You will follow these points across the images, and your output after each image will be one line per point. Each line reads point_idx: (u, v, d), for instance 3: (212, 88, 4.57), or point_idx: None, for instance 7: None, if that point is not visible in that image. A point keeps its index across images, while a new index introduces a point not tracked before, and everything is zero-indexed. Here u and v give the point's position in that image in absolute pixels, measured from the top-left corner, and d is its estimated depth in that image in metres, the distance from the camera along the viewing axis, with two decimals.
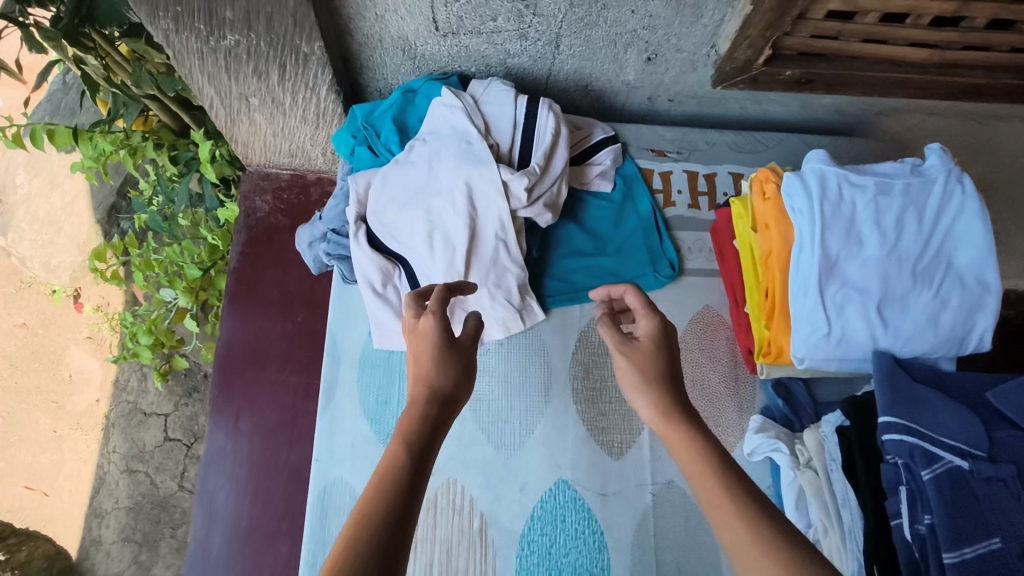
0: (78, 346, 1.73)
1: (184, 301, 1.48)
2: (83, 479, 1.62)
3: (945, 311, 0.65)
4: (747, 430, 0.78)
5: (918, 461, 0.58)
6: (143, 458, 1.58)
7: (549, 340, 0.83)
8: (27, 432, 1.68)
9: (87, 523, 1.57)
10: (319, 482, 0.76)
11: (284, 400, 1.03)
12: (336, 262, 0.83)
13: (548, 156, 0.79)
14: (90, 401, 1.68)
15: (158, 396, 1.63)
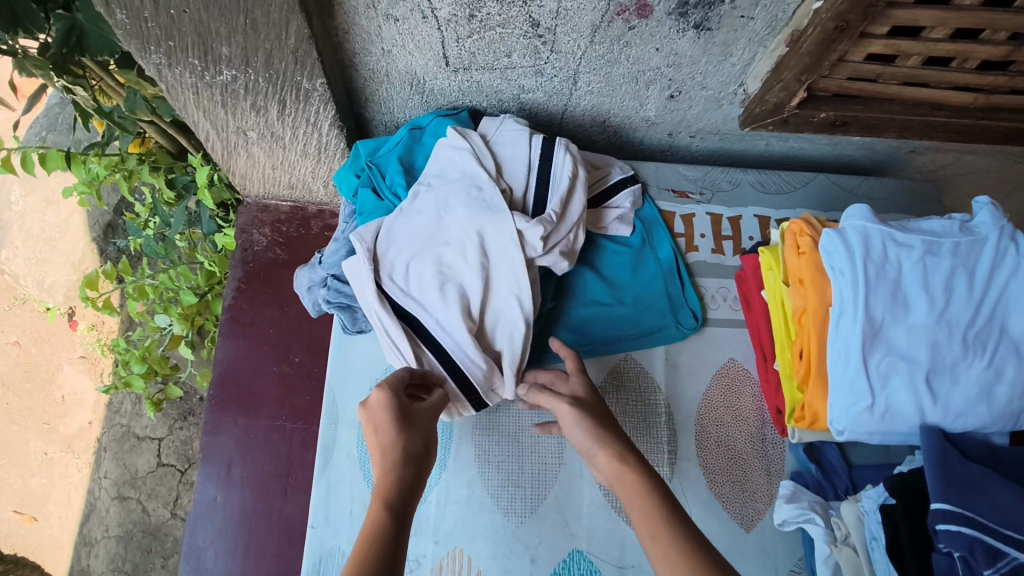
0: (71, 365, 1.66)
1: (180, 328, 1.41)
2: (73, 505, 1.55)
3: (999, 382, 0.60)
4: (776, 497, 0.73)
5: (979, 558, 0.52)
6: (135, 485, 1.52)
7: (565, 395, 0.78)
8: (16, 454, 1.61)
9: (75, 551, 1.52)
10: (313, 552, 0.70)
11: (279, 448, 0.98)
12: (337, 310, 0.77)
13: (565, 202, 0.74)
14: (83, 423, 1.62)
15: (152, 420, 1.58)
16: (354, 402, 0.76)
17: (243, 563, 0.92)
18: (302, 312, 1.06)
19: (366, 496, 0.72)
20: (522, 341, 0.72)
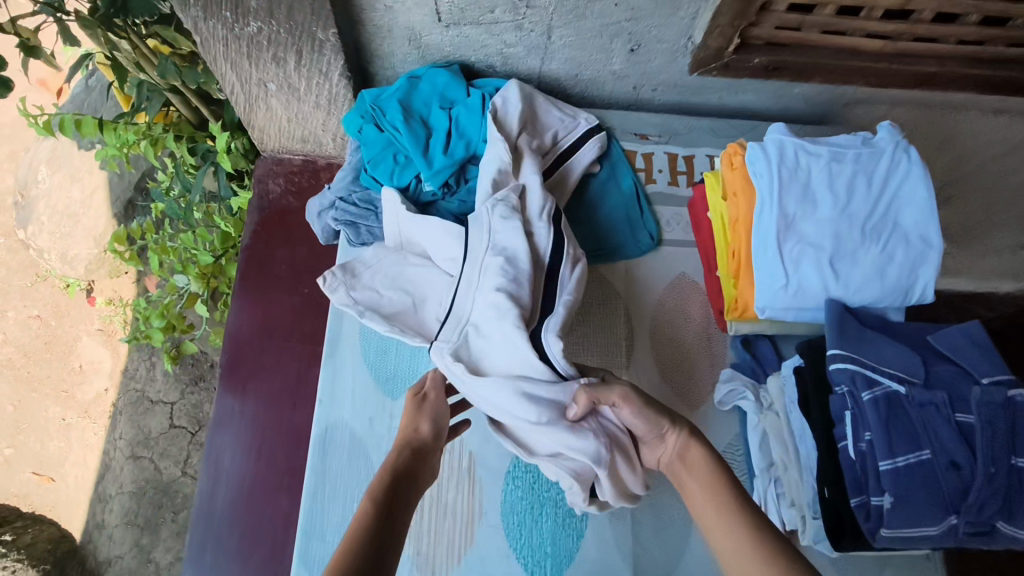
0: (90, 336, 1.77)
1: (196, 287, 1.56)
2: (88, 465, 1.66)
3: (892, 265, 0.72)
4: (718, 382, 0.86)
5: (859, 387, 0.65)
6: (148, 445, 1.64)
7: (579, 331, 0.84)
8: (37, 420, 1.72)
9: (92, 508, 1.62)
10: (321, 422, 0.82)
11: (289, 366, 1.09)
12: (344, 227, 0.91)
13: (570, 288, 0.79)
14: (99, 389, 1.73)
15: (165, 384, 1.69)
16: (357, 302, 0.88)
17: (257, 462, 1.03)
18: (312, 252, 1.17)
19: (366, 378, 0.84)
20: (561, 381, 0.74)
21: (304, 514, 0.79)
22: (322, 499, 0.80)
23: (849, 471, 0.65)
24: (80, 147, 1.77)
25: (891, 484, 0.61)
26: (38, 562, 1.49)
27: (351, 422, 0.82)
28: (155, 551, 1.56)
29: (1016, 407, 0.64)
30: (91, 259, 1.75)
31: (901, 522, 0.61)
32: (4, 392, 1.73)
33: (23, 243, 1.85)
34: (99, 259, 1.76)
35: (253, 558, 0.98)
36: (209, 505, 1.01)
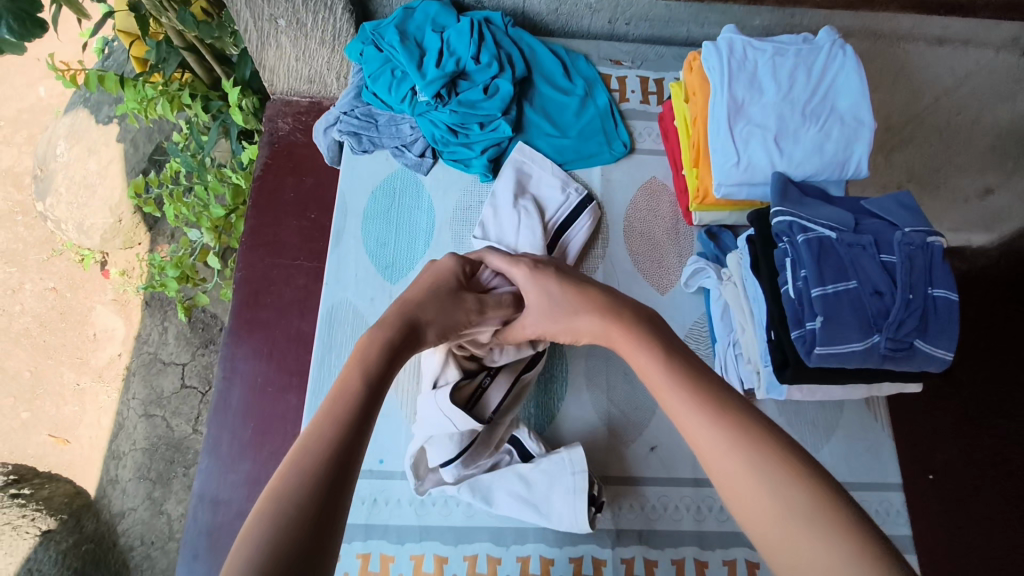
0: (104, 306, 1.78)
1: (210, 239, 1.61)
2: (101, 426, 1.67)
3: (829, 141, 0.82)
4: (685, 268, 0.96)
5: (795, 232, 0.75)
6: (160, 404, 1.66)
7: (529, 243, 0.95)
8: (52, 385, 1.71)
9: (105, 464, 1.63)
10: (328, 301, 0.94)
11: (298, 281, 1.19)
12: (347, 136, 1.02)
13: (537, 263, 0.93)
14: (113, 354, 1.73)
15: (177, 346, 1.71)
16: (359, 200, 1.00)
17: (269, 363, 1.14)
18: (317, 182, 1.28)
19: (368, 263, 0.96)
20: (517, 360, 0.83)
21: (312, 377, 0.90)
22: (327, 364, 0.90)
23: (789, 306, 0.74)
24: (98, 122, 1.76)
25: (820, 307, 0.70)
26: (57, 513, 1.50)
27: (353, 300, 0.94)
28: (166, 503, 1.58)
29: (933, 251, 0.73)
30: (107, 228, 1.74)
31: (829, 339, 0.70)
32: (22, 359, 1.72)
33: (39, 216, 1.84)
34: (115, 230, 1.75)
35: (265, 447, 1.08)
36: (224, 401, 1.11)
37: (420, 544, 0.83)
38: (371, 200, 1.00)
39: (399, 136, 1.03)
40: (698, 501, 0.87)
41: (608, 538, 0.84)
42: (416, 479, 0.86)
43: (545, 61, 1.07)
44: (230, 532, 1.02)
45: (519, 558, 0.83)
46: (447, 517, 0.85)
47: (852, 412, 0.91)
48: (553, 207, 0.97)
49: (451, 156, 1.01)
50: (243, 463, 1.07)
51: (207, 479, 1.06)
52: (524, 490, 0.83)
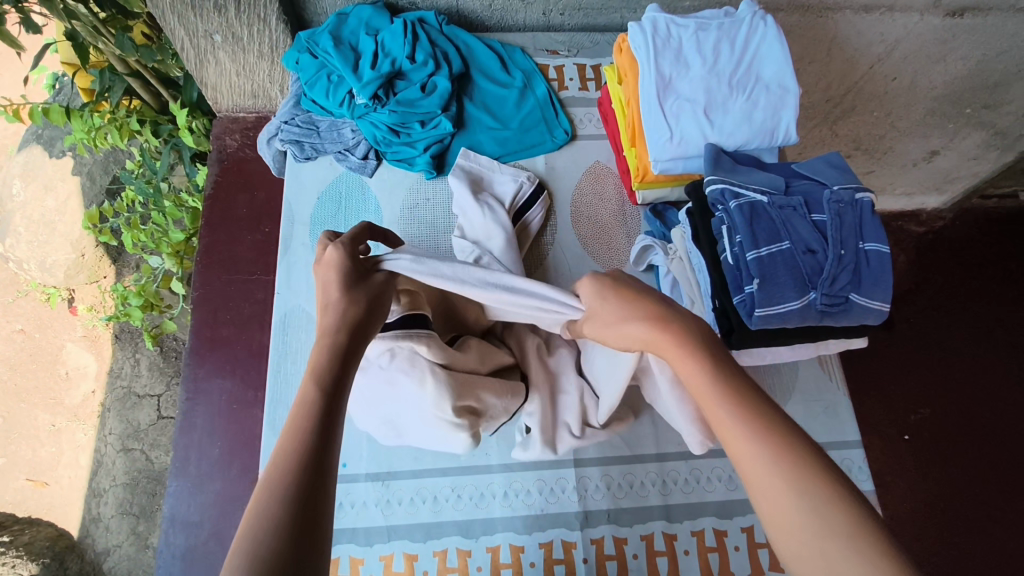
0: (74, 343, 1.74)
1: (172, 265, 1.57)
2: (81, 465, 1.63)
3: (757, 109, 0.84)
4: (632, 246, 0.98)
5: (729, 199, 0.76)
6: (138, 437, 1.61)
7: (502, 223, 0.93)
8: (26, 428, 1.67)
9: (86, 503, 1.59)
10: (281, 308, 0.94)
11: (257, 295, 1.19)
12: (290, 145, 1.03)
13: (511, 240, 0.92)
14: (87, 392, 1.69)
15: (150, 377, 1.66)
16: (306, 207, 1.01)
17: (234, 379, 1.13)
18: (269, 196, 1.27)
19: None
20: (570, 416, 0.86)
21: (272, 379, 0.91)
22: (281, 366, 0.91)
23: (729, 272, 0.75)
24: (50, 156, 1.74)
25: (756, 269, 0.71)
26: (38, 557, 1.47)
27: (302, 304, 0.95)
28: (152, 536, 1.52)
29: (863, 207, 0.75)
30: (70, 264, 1.72)
31: (767, 300, 0.71)
32: None
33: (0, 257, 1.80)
34: (77, 265, 1.72)
35: (234, 464, 1.07)
36: (189, 421, 1.10)
37: (388, 545, 0.82)
38: (317, 205, 1.01)
39: (341, 140, 1.04)
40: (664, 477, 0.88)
41: (576, 521, 0.84)
42: (380, 480, 0.85)
43: (481, 56, 1.08)
44: (205, 554, 1.01)
45: (489, 548, 0.83)
46: (413, 515, 0.84)
47: (810, 374, 0.93)
48: (512, 196, 0.97)
49: (395, 156, 1.02)
50: (213, 483, 1.06)
51: (176, 502, 1.04)
52: (454, 484, 0.86)
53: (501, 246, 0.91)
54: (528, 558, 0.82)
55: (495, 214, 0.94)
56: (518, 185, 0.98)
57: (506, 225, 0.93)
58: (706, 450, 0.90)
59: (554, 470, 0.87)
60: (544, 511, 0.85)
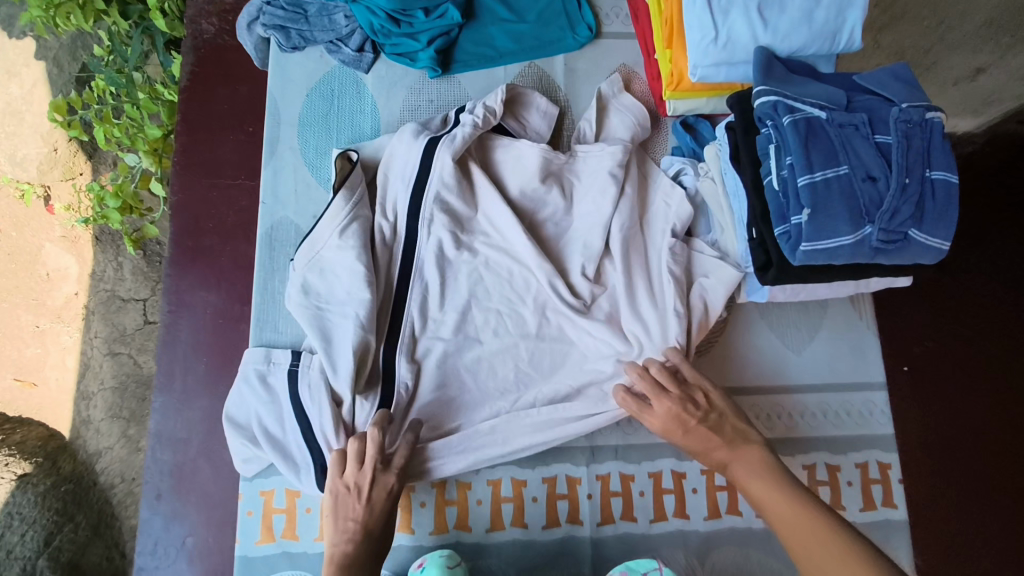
0: (53, 244, 1.57)
1: (149, 164, 1.43)
2: (67, 366, 1.52)
3: (818, 8, 0.73)
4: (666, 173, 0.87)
5: (780, 113, 0.66)
6: (125, 341, 1.53)
7: (529, 157, 0.84)
8: (9, 328, 1.52)
9: (76, 406, 1.50)
10: (266, 221, 0.86)
11: (242, 202, 1.09)
12: (274, 31, 0.90)
13: (535, 168, 0.84)
14: (70, 294, 1.56)
15: (135, 280, 1.56)
16: (293, 105, 0.90)
17: (220, 292, 1.06)
18: (253, 91, 1.14)
19: (308, 177, 0.88)
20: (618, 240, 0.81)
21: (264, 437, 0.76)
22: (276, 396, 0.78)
23: (773, 200, 0.67)
24: (10, 37, 1.58)
25: (807, 197, 0.62)
26: (31, 456, 1.40)
27: (290, 296, 0.77)
28: (144, 441, 1.47)
29: (933, 128, 0.65)
30: (42, 158, 1.56)
31: (815, 233, 0.63)
32: None
33: None
34: (51, 159, 1.57)
35: (221, 382, 1.02)
36: (172, 336, 1.03)
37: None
38: (306, 104, 0.90)
39: (333, 28, 0.91)
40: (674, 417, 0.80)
41: (583, 457, 0.81)
42: None
43: None
44: (195, 471, 0.98)
45: (490, 482, 0.79)
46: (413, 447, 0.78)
47: (833, 306, 0.88)
48: (586, 168, 0.85)
49: (394, 50, 0.90)
50: (200, 399, 1.01)
51: (162, 419, 1.00)
52: None
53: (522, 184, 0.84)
54: (531, 493, 0.79)
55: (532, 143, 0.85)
56: (576, 131, 0.87)
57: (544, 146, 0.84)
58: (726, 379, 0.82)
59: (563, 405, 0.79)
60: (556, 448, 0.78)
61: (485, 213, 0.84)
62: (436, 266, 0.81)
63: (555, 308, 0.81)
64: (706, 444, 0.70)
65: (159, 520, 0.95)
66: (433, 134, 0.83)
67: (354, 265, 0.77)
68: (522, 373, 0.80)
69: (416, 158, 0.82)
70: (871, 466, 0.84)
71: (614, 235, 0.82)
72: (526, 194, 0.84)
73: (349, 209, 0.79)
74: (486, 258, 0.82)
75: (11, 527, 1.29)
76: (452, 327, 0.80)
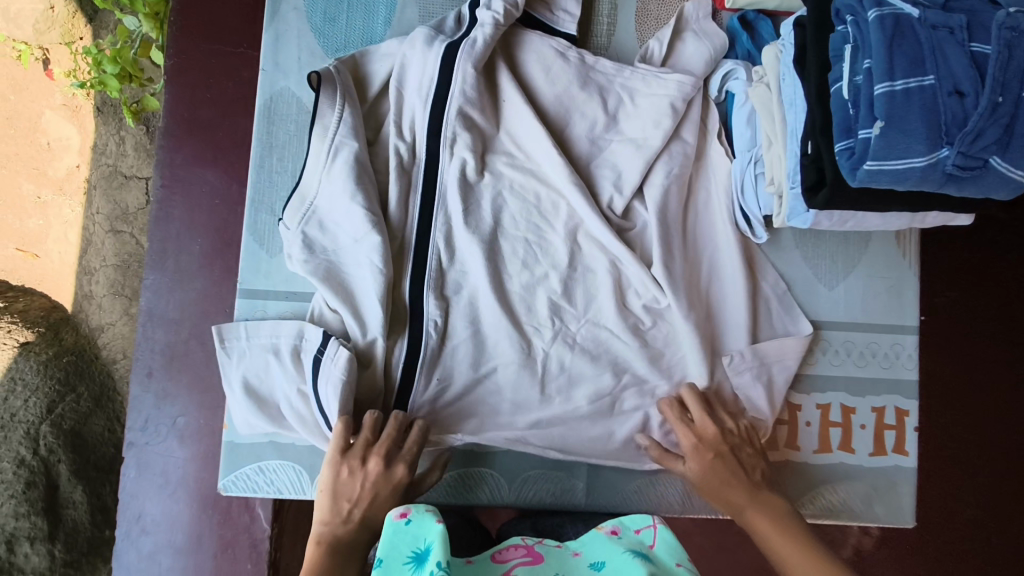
0: (54, 112, 1.45)
1: (150, 30, 1.29)
2: (71, 242, 1.46)
3: None
4: (718, 77, 0.77)
5: (866, 7, 0.56)
6: (127, 220, 1.41)
7: (563, 79, 0.75)
8: (11, 196, 1.46)
9: (77, 282, 1.45)
10: (266, 90, 0.78)
11: (243, 74, 1.00)
12: None
13: (573, 83, 0.75)
14: (71, 166, 1.46)
15: (138, 157, 1.41)
16: None
17: (217, 172, 0.99)
18: None
19: (314, 45, 0.79)
20: (669, 203, 0.76)
21: (296, 414, 0.72)
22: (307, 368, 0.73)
23: (839, 112, 0.59)
24: None
25: (882, 106, 0.54)
26: (34, 326, 1.37)
27: (291, 256, 0.73)
28: None
29: None
30: (38, 16, 1.41)
31: (884, 150, 0.55)
32: None
33: None
34: (48, 16, 1.41)
35: (216, 266, 0.98)
36: (166, 213, 0.98)
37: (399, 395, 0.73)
38: None
39: None
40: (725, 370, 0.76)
41: None
42: None
43: None
44: (187, 352, 0.96)
45: None
46: (440, 383, 0.73)
47: (875, 244, 0.81)
48: (642, 87, 0.76)
49: None
50: (194, 281, 0.97)
51: (154, 297, 0.96)
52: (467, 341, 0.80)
53: (553, 92, 0.76)
54: None
55: (576, 55, 0.76)
56: (644, 49, 0.77)
57: (579, 60, 0.76)
58: (795, 349, 0.77)
59: (599, 344, 0.75)
60: (600, 406, 0.75)
61: (509, 130, 0.77)
62: (460, 192, 0.74)
63: (587, 233, 0.76)
64: (721, 484, 0.70)
65: (150, 398, 0.95)
66: (449, 39, 0.75)
67: (351, 206, 0.71)
68: (556, 307, 0.75)
69: (433, 69, 0.73)
70: (888, 412, 0.80)
71: (659, 185, 0.76)
72: (561, 102, 0.76)
73: (338, 137, 0.73)
74: (510, 181, 0.76)
75: (14, 392, 1.29)
76: (479, 258, 0.73)
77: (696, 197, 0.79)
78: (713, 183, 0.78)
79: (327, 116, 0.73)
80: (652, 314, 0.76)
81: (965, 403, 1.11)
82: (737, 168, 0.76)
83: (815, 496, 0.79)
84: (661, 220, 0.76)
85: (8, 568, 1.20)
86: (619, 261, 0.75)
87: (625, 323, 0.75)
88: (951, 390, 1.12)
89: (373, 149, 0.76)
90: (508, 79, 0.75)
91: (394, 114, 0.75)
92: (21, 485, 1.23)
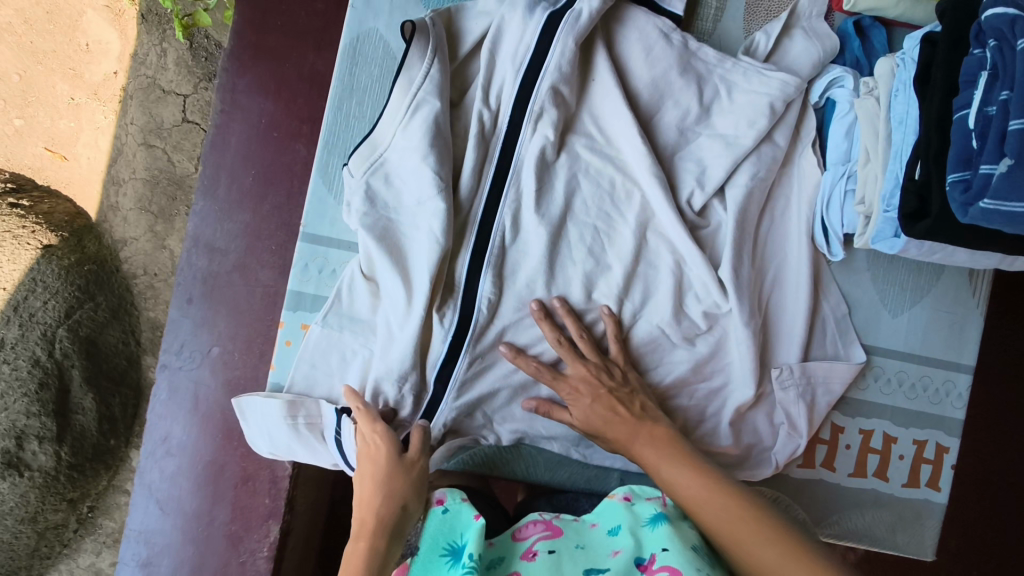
0: (96, 12, 1.39)
1: None
2: (101, 149, 1.41)
3: None
4: (823, 82, 0.74)
5: (1015, 33, 0.52)
6: (160, 135, 1.37)
7: (663, 63, 0.72)
8: (44, 95, 1.41)
9: (104, 190, 1.40)
10: (352, 31, 0.77)
11: (317, 7, 0.96)
12: None
13: (671, 67, 0.72)
14: (109, 71, 1.40)
15: (178, 73, 1.37)
16: None
17: (275, 104, 0.96)
18: None
19: None
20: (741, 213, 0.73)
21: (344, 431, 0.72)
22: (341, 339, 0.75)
23: (960, 143, 0.56)
24: None
25: (1012, 142, 0.50)
26: (58, 230, 1.33)
27: (351, 207, 0.71)
28: (169, 240, 1.37)
29: None
30: None
31: (1005, 189, 0.51)
32: (7, 59, 1.40)
33: None
34: None
35: (266, 201, 0.95)
36: (222, 139, 0.95)
37: (437, 365, 0.72)
38: None
39: None
40: (769, 381, 0.75)
41: None
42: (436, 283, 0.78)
43: None
44: (227, 284, 0.95)
45: None
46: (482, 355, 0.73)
47: (946, 277, 0.80)
48: (742, 82, 0.73)
49: None
50: (243, 213, 0.95)
51: (201, 224, 0.95)
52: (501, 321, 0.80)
53: (648, 75, 0.73)
54: None
55: (681, 38, 0.73)
56: (749, 41, 0.75)
57: (681, 43, 0.73)
58: (843, 374, 0.76)
59: (648, 341, 0.74)
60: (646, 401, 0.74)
61: (595, 108, 0.74)
62: (535, 170, 0.71)
63: (656, 229, 0.74)
64: (608, 424, 0.69)
65: (188, 324, 0.95)
66: (551, 7, 0.72)
67: (421, 168, 0.69)
68: (615, 300, 0.73)
69: (531, 37, 0.71)
70: (928, 445, 0.80)
71: (736, 190, 0.73)
72: (654, 87, 0.73)
73: (421, 93, 0.70)
74: (587, 163, 0.73)
75: (34, 293, 1.27)
76: (542, 239, 0.72)
77: (773, 205, 0.76)
78: (796, 193, 0.76)
79: (414, 68, 0.70)
80: (709, 320, 0.74)
81: (1003, 441, 1.09)
82: (824, 183, 0.74)
83: (842, 518, 0.79)
84: (731, 227, 0.73)
85: (15, 463, 1.22)
86: (682, 262, 0.73)
87: (678, 326, 0.73)
88: (987, 432, 1.09)
89: (455, 111, 0.74)
90: (606, 55, 0.73)
91: (483, 79, 0.73)
92: (33, 384, 1.22)
